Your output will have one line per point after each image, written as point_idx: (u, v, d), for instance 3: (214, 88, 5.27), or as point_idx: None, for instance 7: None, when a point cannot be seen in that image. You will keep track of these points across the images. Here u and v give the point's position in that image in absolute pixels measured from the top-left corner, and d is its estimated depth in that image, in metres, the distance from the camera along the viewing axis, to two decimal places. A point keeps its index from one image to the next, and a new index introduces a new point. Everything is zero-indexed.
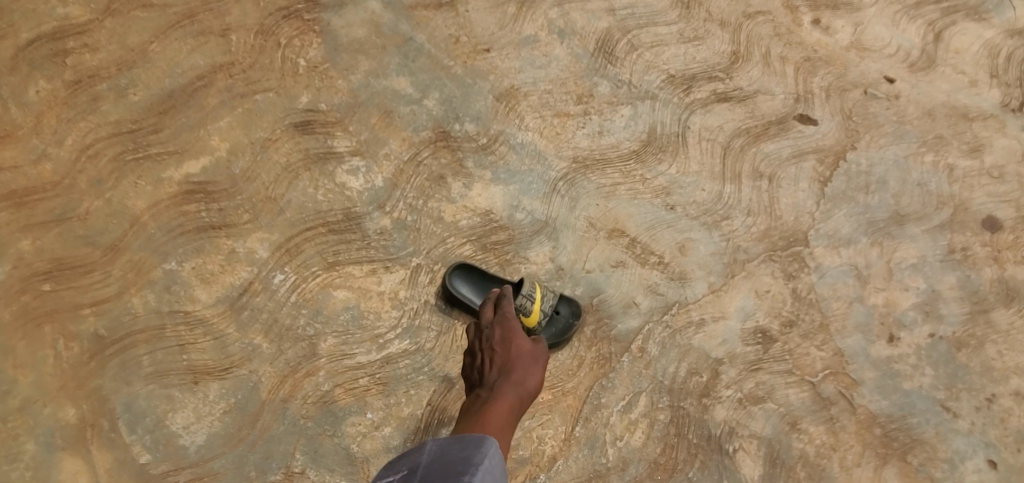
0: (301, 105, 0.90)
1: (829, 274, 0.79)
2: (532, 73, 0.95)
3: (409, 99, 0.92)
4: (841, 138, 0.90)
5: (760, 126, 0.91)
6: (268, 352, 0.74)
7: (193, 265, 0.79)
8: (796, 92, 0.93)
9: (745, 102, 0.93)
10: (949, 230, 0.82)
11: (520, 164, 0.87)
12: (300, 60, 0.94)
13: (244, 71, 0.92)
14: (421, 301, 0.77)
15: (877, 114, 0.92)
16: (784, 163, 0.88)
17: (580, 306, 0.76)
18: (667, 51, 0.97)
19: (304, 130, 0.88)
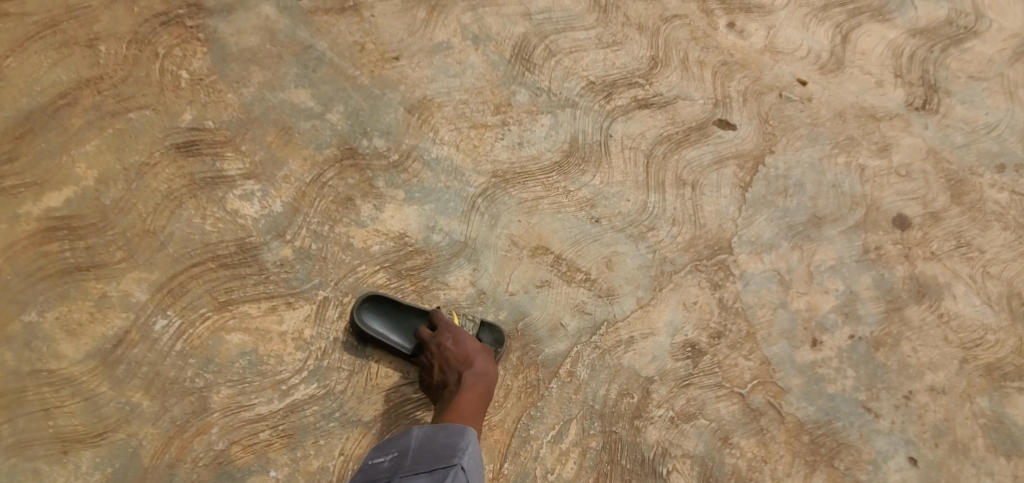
0: (185, 123, 0.81)
1: (753, 281, 0.79)
2: (445, 82, 0.89)
3: (312, 115, 0.84)
4: (759, 142, 0.90)
5: (680, 132, 0.90)
6: (149, 411, 0.66)
7: (56, 315, 0.69)
8: (714, 97, 0.93)
9: (664, 108, 0.91)
10: (864, 230, 0.84)
11: (435, 181, 0.82)
12: (181, 71, 0.85)
13: (116, 86, 0.83)
14: (330, 340, 0.72)
15: (792, 117, 0.93)
16: (705, 170, 0.87)
17: (502, 333, 0.72)
18: (586, 56, 0.94)
19: (188, 153, 0.80)
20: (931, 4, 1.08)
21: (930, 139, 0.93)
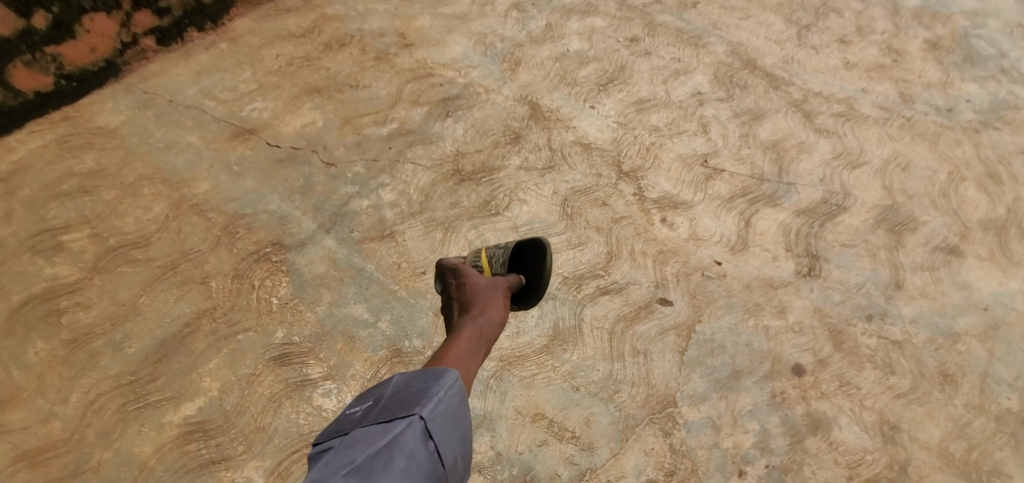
0: (278, 339, 1.19)
1: (693, 427, 1.11)
2: None
3: (366, 323, 1.23)
4: (692, 314, 1.24)
5: (633, 311, 1.24)
6: None
7: None
8: (655, 280, 1.29)
9: (620, 292, 1.26)
10: (770, 379, 1.17)
11: None
12: (270, 298, 1.24)
13: (225, 314, 1.21)
14: None
15: (713, 291, 1.28)
16: (653, 340, 1.20)
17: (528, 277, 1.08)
18: (560, 256, 1.30)
19: (281, 362, 1.17)
20: (809, 188, 1.48)
21: (816, 299, 1.28)
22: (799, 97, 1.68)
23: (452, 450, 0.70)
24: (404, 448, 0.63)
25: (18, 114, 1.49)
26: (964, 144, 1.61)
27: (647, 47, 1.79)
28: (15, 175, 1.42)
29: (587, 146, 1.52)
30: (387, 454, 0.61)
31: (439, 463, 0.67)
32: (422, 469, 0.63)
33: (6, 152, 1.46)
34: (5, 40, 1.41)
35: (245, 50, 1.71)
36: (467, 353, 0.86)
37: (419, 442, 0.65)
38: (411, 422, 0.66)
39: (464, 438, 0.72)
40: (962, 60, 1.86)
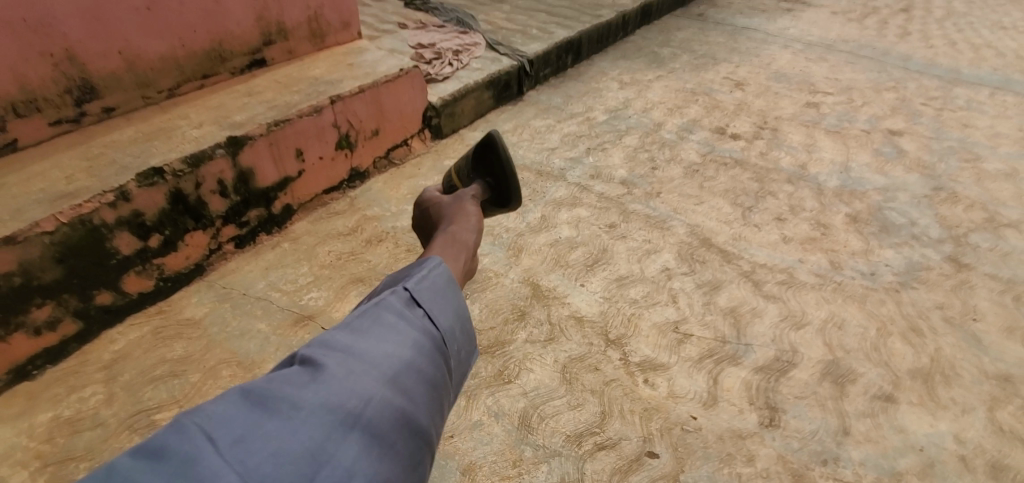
0: None
1: None
2: (482, 448, 1.51)
3: None
4: (675, 464, 1.50)
5: (626, 463, 1.49)
6: None
7: None
8: (643, 435, 1.56)
9: (614, 447, 1.53)
10: None
11: None
12: None
13: None
14: None
15: (692, 443, 1.54)
16: None
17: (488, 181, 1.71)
18: (563, 416, 1.60)
19: None
20: (764, 347, 1.80)
21: (778, 446, 1.54)
22: (748, 269, 2.09)
23: (443, 318, 1.02)
24: (391, 310, 0.97)
25: (122, 310, 1.80)
26: (888, 303, 1.94)
27: (623, 231, 2.24)
28: (116, 362, 1.69)
29: (580, 319, 1.88)
30: (377, 315, 0.95)
31: (430, 327, 0.99)
32: (409, 327, 0.96)
33: (109, 343, 1.74)
34: (125, 257, 1.77)
35: (303, 247, 2.08)
36: (444, 247, 1.38)
37: (404, 307, 0.98)
38: (396, 292, 1.00)
39: (454, 315, 1.04)
40: (879, 230, 2.26)
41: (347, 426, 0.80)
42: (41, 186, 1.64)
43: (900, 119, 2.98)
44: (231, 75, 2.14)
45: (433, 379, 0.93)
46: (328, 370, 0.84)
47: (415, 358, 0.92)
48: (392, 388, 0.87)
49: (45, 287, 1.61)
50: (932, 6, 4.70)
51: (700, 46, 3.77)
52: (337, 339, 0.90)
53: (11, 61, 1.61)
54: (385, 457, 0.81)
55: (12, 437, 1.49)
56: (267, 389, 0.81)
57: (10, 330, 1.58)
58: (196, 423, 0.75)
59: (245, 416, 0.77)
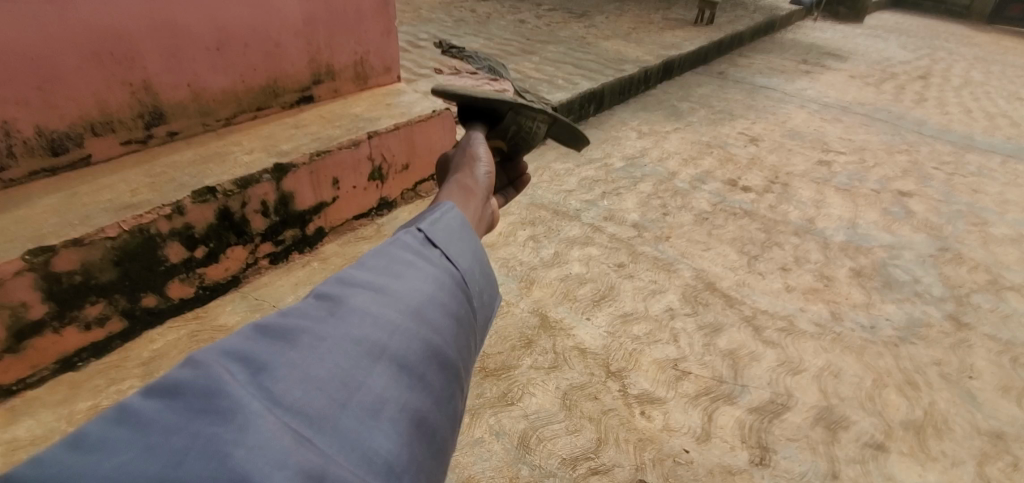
0: None
1: None
2: (481, 463, 1.60)
3: None
4: None
5: None
6: None
7: None
8: (635, 463, 1.63)
9: (606, 473, 1.60)
10: None
11: None
12: None
13: None
14: None
15: (683, 475, 1.60)
16: None
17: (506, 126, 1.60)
18: (560, 440, 1.68)
19: None
20: (759, 389, 1.86)
21: None
22: (750, 313, 2.16)
23: (463, 260, 0.94)
24: (406, 249, 0.88)
25: (164, 313, 1.76)
26: (886, 356, 1.98)
27: (632, 271, 2.34)
28: (154, 361, 1.64)
29: (583, 350, 1.97)
30: (392, 254, 0.86)
31: (449, 267, 0.91)
32: (428, 265, 0.88)
33: (148, 342, 1.70)
34: (173, 264, 1.73)
35: (332, 267, 2.09)
36: (452, 194, 1.23)
37: (420, 248, 0.90)
38: (409, 234, 0.91)
39: (474, 257, 0.97)
40: (881, 285, 2.31)
41: (375, 357, 0.72)
42: (107, 197, 1.64)
43: (911, 181, 3.06)
44: (281, 109, 2.24)
45: (457, 314, 0.86)
46: (347, 305, 0.76)
47: (437, 293, 0.85)
48: (417, 322, 0.79)
49: (101, 287, 1.59)
50: (951, 75, 4.84)
51: (718, 102, 3.96)
52: (355, 276, 0.81)
53: (94, 86, 1.69)
54: (416, 389, 0.74)
55: (52, 421, 1.45)
56: (284, 324, 0.72)
57: (64, 323, 1.55)
58: (212, 358, 0.65)
59: (265, 348, 0.68)
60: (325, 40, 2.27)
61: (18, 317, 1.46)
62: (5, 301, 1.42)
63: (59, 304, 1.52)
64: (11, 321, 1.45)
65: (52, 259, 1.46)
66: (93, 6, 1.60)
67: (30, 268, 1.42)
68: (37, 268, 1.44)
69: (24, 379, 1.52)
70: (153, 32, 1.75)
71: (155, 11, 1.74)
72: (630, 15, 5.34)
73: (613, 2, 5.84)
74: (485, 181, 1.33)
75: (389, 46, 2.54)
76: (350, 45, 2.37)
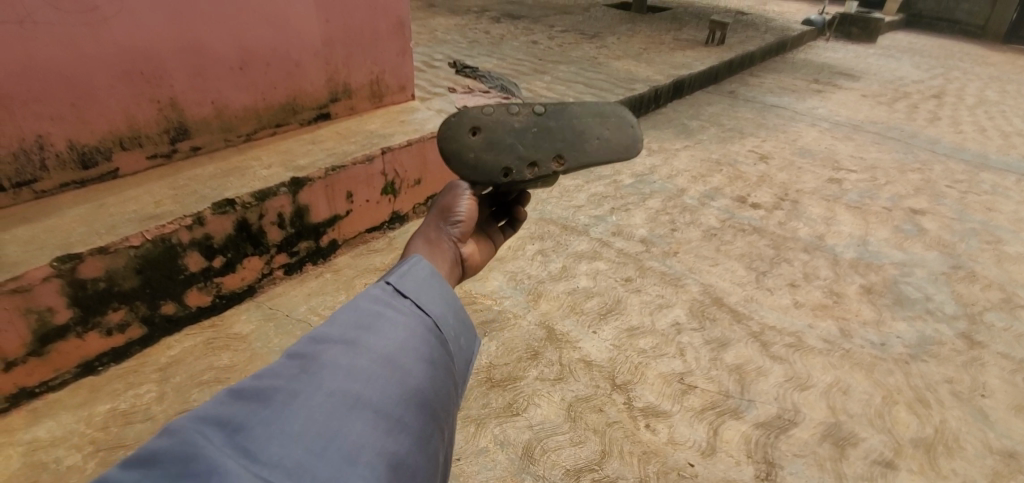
0: None
1: None
2: (484, 473, 1.55)
3: None
4: None
5: None
6: None
7: None
8: (639, 476, 1.57)
9: None
10: None
11: None
12: None
13: None
14: None
15: None
16: None
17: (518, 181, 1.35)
18: (564, 451, 1.62)
19: None
20: (766, 404, 1.80)
21: None
22: (758, 329, 2.10)
23: (439, 302, 0.90)
24: (376, 300, 0.83)
25: (181, 320, 1.82)
26: (896, 373, 1.93)
27: (639, 285, 2.29)
28: (171, 366, 1.68)
29: (589, 362, 1.92)
30: (362, 305, 0.81)
31: (421, 314, 0.85)
32: (401, 313, 0.83)
33: (166, 348, 1.74)
34: (191, 273, 1.79)
35: (344, 278, 2.13)
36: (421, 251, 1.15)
37: (390, 297, 0.85)
38: (379, 284, 0.86)
39: (449, 300, 0.91)
40: (893, 302, 2.27)
41: (349, 406, 0.67)
42: (132, 208, 1.71)
43: (924, 199, 3.04)
44: (299, 126, 2.32)
45: (433, 359, 0.81)
46: (322, 357, 0.72)
47: (411, 339, 0.80)
48: (390, 369, 0.74)
49: (122, 294, 1.64)
50: (965, 94, 4.82)
51: (729, 120, 3.99)
52: (326, 331, 0.76)
53: (123, 103, 1.78)
54: (396, 432, 0.68)
55: (71, 423, 1.48)
56: (257, 386, 0.68)
57: (87, 328, 1.60)
58: (186, 425, 0.61)
59: (240, 410, 0.64)
60: (343, 59, 2.37)
61: (44, 321, 1.51)
62: (33, 305, 1.47)
63: (82, 310, 1.57)
64: (37, 325, 1.50)
65: (78, 265, 1.51)
66: (127, 28, 1.71)
67: (58, 275, 1.48)
68: (64, 274, 1.49)
69: (46, 383, 1.56)
70: (180, 52, 1.86)
71: (184, 33, 1.84)
72: (641, 36, 5.42)
73: (625, 24, 5.94)
74: (458, 234, 1.22)
75: (404, 65, 2.63)
76: (367, 65, 2.46)
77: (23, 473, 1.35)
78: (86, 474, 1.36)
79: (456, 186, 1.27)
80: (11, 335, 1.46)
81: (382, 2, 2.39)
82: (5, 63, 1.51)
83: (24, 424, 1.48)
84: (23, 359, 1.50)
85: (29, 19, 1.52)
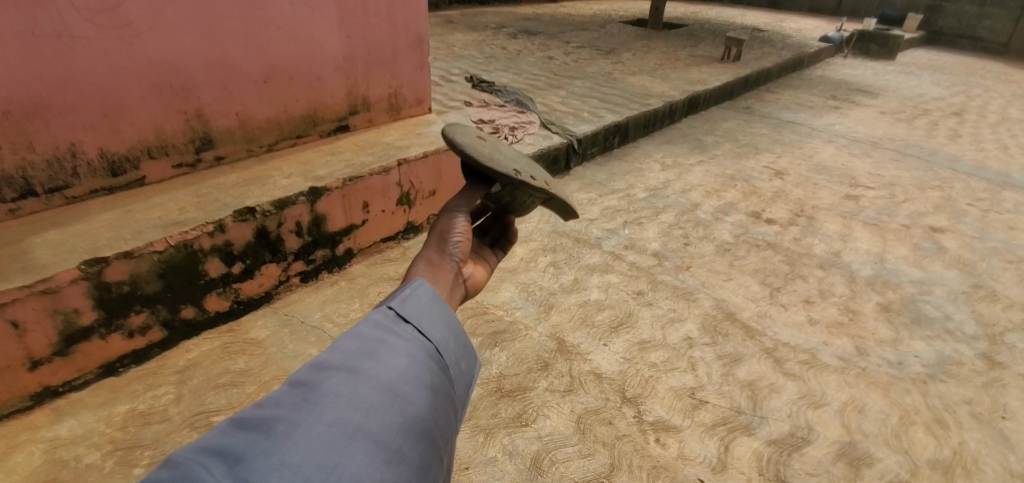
0: None
1: None
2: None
3: None
4: None
5: None
6: None
7: None
8: None
9: None
10: None
11: None
12: None
13: None
14: None
15: None
16: None
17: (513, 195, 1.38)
18: (573, 463, 1.59)
19: None
20: (778, 421, 1.75)
21: None
22: (771, 345, 2.06)
23: (438, 328, 0.88)
24: (378, 325, 0.82)
25: (200, 325, 1.87)
26: (914, 393, 1.87)
27: (651, 298, 2.28)
28: (189, 369, 1.73)
29: (599, 375, 1.89)
30: (364, 331, 0.80)
31: (423, 339, 0.84)
32: (402, 339, 0.81)
33: (185, 352, 1.79)
34: (211, 279, 1.84)
35: (358, 287, 2.16)
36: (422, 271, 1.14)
37: (392, 323, 0.83)
38: (381, 310, 0.85)
39: (450, 325, 0.90)
40: (910, 320, 2.22)
41: (350, 436, 0.65)
42: (157, 215, 1.77)
43: (943, 217, 2.99)
44: (319, 137, 2.39)
45: (434, 386, 0.79)
46: (322, 386, 0.70)
47: (413, 366, 0.78)
48: (392, 397, 0.72)
49: (145, 298, 1.69)
50: (987, 111, 4.75)
51: (744, 136, 3.98)
52: (327, 359, 0.75)
53: (152, 113, 1.86)
54: (396, 465, 0.66)
55: (92, 422, 1.53)
56: (258, 415, 0.65)
57: (111, 330, 1.65)
58: (184, 457, 0.59)
59: (238, 441, 0.62)
60: (363, 73, 2.43)
61: (70, 322, 1.55)
62: (60, 307, 1.51)
63: (106, 312, 1.62)
64: (63, 326, 1.54)
65: (104, 269, 1.56)
66: (158, 43, 1.78)
67: (85, 278, 1.52)
68: (91, 278, 1.54)
69: (69, 382, 1.61)
70: (208, 66, 1.93)
71: (212, 47, 1.92)
72: (656, 52, 5.46)
73: (641, 40, 5.99)
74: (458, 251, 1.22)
75: (422, 79, 2.70)
76: (385, 79, 2.53)
77: (45, 469, 1.39)
78: (103, 472, 1.39)
79: (454, 209, 1.27)
80: (38, 335, 1.50)
81: (402, 19, 2.46)
82: (44, 76, 1.59)
83: (48, 420, 1.52)
84: (49, 358, 1.54)
85: (67, 33, 1.59)
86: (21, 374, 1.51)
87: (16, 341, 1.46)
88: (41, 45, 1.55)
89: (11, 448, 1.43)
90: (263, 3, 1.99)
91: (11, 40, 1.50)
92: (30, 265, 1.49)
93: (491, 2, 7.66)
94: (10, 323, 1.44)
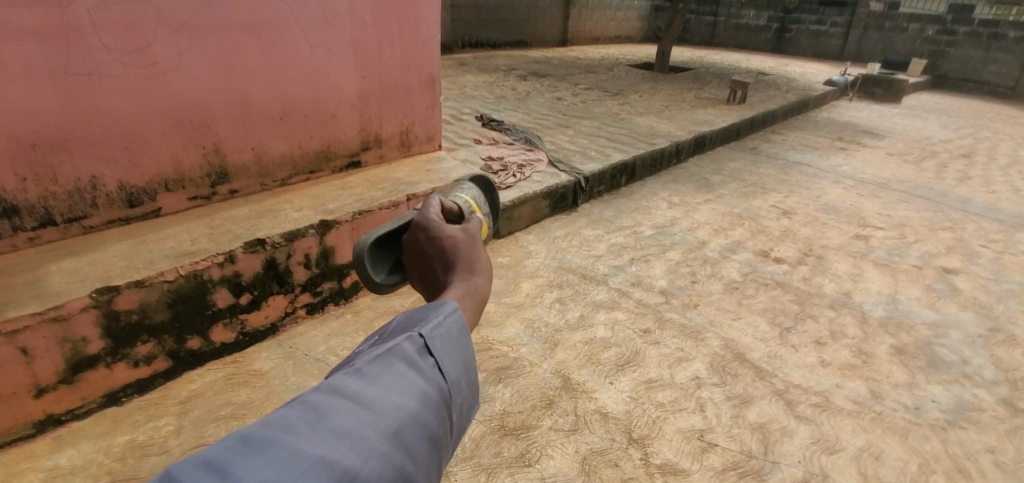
0: None
1: None
2: None
3: None
4: None
5: None
6: None
7: None
8: None
9: None
10: None
11: None
12: None
13: None
14: None
15: None
16: None
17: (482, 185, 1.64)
18: None
19: None
20: (791, 467, 1.68)
21: None
22: (782, 387, 2.00)
23: (456, 369, 0.84)
24: (402, 356, 0.78)
25: (204, 355, 1.86)
26: (933, 439, 1.80)
27: (658, 337, 2.24)
28: (192, 399, 1.72)
29: (605, 414, 1.85)
30: (386, 358, 0.76)
31: (440, 379, 0.80)
32: (421, 376, 0.78)
33: (188, 382, 1.79)
34: (218, 309, 1.85)
35: (363, 320, 2.16)
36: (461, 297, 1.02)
37: (416, 355, 0.79)
38: (410, 336, 0.81)
39: (466, 365, 0.86)
40: (927, 364, 2.15)
41: None
42: (170, 245, 1.80)
43: (957, 259, 2.95)
44: (332, 173, 2.45)
45: (436, 437, 0.75)
46: (331, 421, 0.66)
47: (424, 411, 0.74)
48: (396, 445, 0.68)
49: (152, 327, 1.70)
50: (996, 154, 4.76)
51: (751, 176, 4.01)
52: (345, 384, 0.71)
53: (172, 148, 1.92)
54: None
55: (92, 452, 1.51)
56: (265, 435, 0.61)
57: (116, 359, 1.65)
58: (186, 471, 0.54)
59: (240, 463, 0.57)
60: (376, 112, 2.51)
61: (77, 351, 1.56)
62: (69, 334, 1.52)
63: (113, 341, 1.63)
64: (71, 354, 1.55)
65: (115, 298, 1.58)
66: (182, 82, 1.86)
67: (96, 305, 1.54)
68: (102, 305, 1.55)
69: (72, 411, 1.60)
70: (227, 104, 2.01)
71: (232, 87, 2.00)
72: (663, 94, 5.59)
73: (647, 83, 6.13)
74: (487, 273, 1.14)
75: (433, 118, 2.77)
76: (398, 117, 2.60)
77: None
78: None
79: (469, 233, 1.18)
80: (45, 362, 1.50)
81: (415, 61, 2.56)
82: (71, 109, 1.65)
83: (49, 449, 1.51)
84: (54, 386, 1.54)
85: (96, 72, 1.67)
86: (25, 402, 1.50)
87: (24, 367, 1.47)
88: (71, 82, 1.63)
89: (9, 477, 1.42)
90: (282, 45, 2.08)
91: (43, 77, 1.58)
92: (43, 293, 1.51)
93: (501, 45, 7.92)
94: (20, 349, 1.44)
